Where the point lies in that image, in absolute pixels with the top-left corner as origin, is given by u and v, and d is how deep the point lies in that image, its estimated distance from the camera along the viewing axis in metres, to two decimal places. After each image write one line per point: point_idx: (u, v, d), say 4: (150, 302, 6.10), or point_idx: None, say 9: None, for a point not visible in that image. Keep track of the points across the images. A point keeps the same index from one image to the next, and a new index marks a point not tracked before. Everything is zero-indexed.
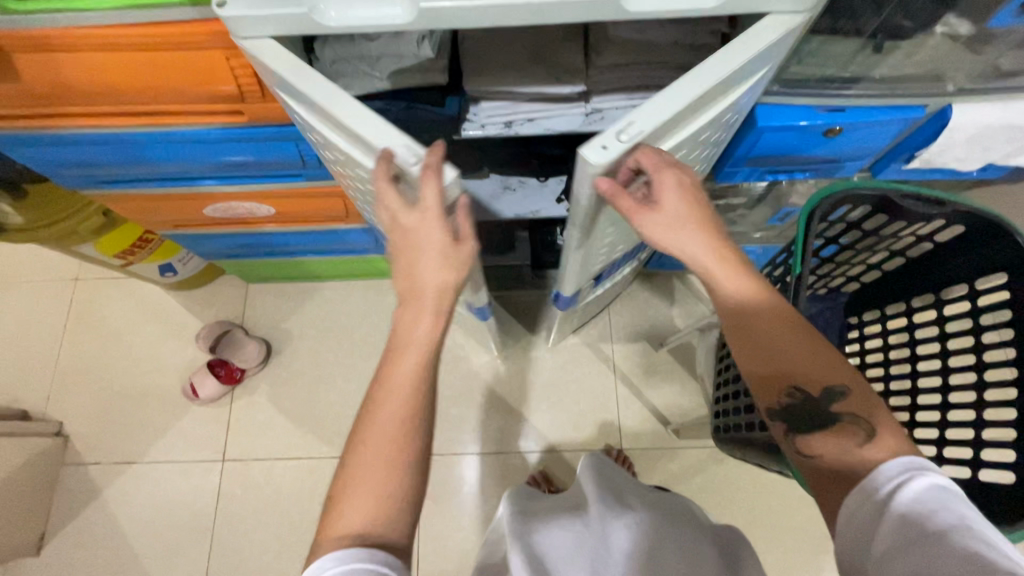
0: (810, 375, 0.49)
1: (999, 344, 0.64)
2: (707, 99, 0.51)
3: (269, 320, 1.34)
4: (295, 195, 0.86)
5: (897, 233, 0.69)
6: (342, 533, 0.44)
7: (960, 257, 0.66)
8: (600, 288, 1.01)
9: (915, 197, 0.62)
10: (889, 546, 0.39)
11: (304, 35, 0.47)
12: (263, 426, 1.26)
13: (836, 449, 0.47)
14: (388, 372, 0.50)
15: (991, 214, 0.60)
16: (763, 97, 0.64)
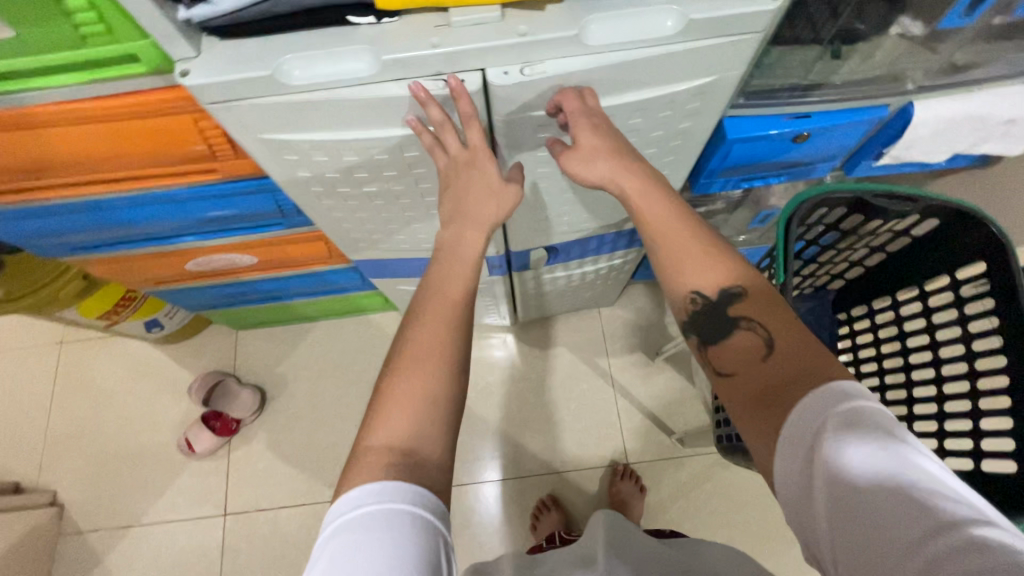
0: (713, 283, 0.49)
1: (988, 333, 0.64)
2: (642, 73, 0.50)
3: (261, 366, 1.33)
4: (276, 243, 0.86)
5: (875, 230, 0.69)
6: (385, 444, 0.42)
7: (938, 249, 0.67)
8: (572, 269, 0.99)
9: (889, 194, 0.63)
10: (829, 508, 0.36)
11: (270, 96, 0.47)
12: (263, 474, 1.23)
13: (737, 359, 0.47)
14: (423, 299, 0.50)
15: (963, 206, 0.60)
16: (730, 109, 0.66)
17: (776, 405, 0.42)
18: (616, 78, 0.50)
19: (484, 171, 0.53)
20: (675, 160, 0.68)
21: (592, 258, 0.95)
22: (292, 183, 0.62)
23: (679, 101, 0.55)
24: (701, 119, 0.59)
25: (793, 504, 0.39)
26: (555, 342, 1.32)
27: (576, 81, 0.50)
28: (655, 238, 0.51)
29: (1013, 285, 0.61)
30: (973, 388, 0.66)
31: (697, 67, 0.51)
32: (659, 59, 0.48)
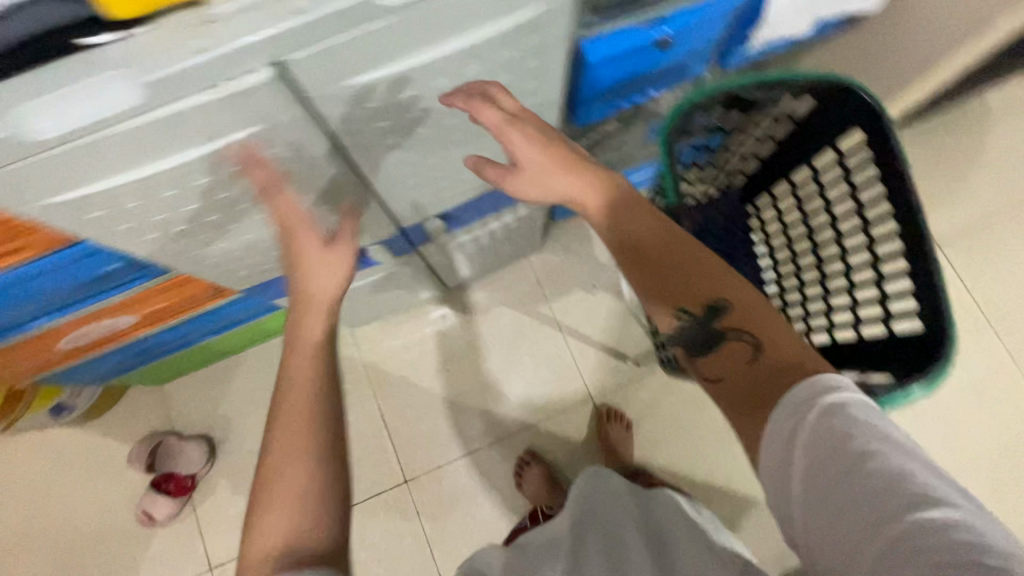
0: (697, 297, 0.48)
1: (877, 199, 0.64)
2: (463, 19, 0.42)
3: (199, 413, 1.24)
4: (148, 296, 0.76)
5: (757, 125, 0.69)
6: (266, 552, 0.45)
7: (819, 125, 0.66)
8: (483, 226, 0.94)
9: (761, 86, 0.63)
10: (811, 489, 0.39)
11: (27, 160, 0.38)
12: (239, 519, 1.19)
13: (722, 364, 0.48)
14: (284, 396, 0.51)
15: (831, 78, 0.60)
16: (584, 32, 0.60)
17: (766, 405, 0.43)
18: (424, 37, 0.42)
19: (307, 247, 0.54)
20: (542, 103, 0.62)
21: (495, 213, 0.90)
22: (122, 240, 0.53)
23: (514, 39, 0.48)
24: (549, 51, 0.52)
25: (770, 480, 0.42)
26: (494, 303, 1.29)
27: (375, 54, 0.42)
28: (633, 255, 0.50)
29: (889, 145, 0.61)
30: (873, 254, 0.67)
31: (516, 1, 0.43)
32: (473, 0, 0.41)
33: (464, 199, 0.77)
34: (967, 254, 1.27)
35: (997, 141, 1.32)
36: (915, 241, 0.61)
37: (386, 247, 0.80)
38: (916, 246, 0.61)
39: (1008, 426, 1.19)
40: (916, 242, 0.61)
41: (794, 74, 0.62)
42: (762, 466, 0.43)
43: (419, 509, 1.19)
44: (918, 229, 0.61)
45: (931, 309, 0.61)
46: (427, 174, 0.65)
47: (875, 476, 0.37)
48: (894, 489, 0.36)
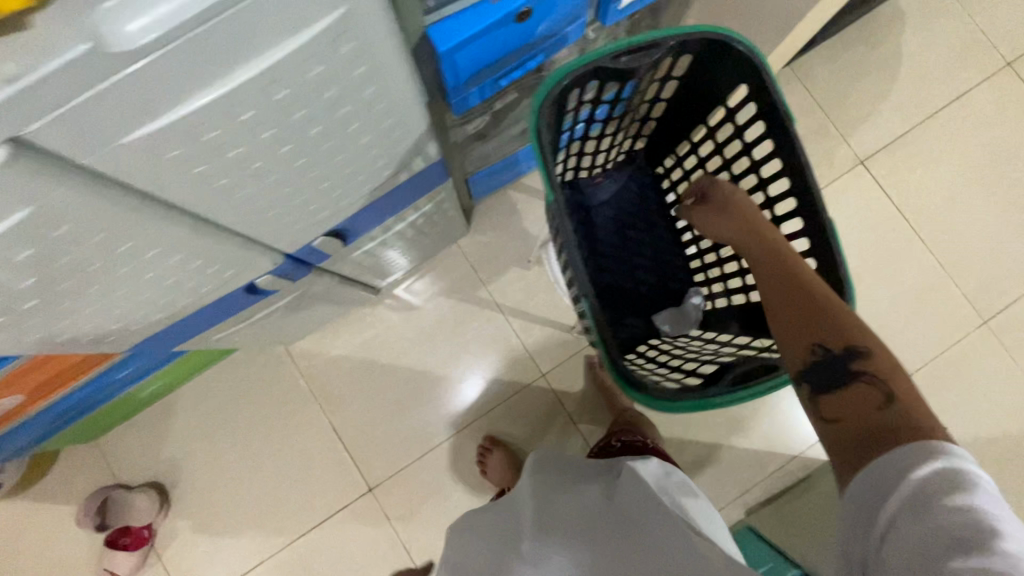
0: (835, 334, 0.51)
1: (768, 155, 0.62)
2: (235, 42, 0.35)
3: (143, 461, 1.18)
4: (21, 375, 0.69)
5: (638, 87, 0.63)
6: None
7: (702, 79, 0.63)
8: (390, 230, 0.87)
9: (629, 50, 0.55)
10: (894, 532, 0.41)
11: None
12: (207, 558, 1.16)
13: (845, 404, 0.49)
14: None
15: (699, 34, 0.54)
16: (426, 18, 0.52)
17: (870, 448, 0.45)
18: (192, 75, 0.35)
19: None
20: (401, 109, 0.54)
21: (398, 216, 0.84)
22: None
23: (321, 54, 0.40)
24: (380, 56, 0.45)
25: (853, 505, 0.45)
26: (431, 296, 1.25)
27: (135, 103, 0.35)
28: (790, 279, 0.56)
29: (771, 100, 0.57)
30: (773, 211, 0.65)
31: (300, 16, 0.36)
32: (237, 23, 0.33)
33: (351, 213, 0.71)
34: (892, 169, 1.27)
35: (911, 47, 1.30)
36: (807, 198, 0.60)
37: (278, 277, 0.73)
38: (808, 203, 0.60)
39: (941, 332, 1.23)
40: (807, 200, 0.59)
41: (662, 32, 0.54)
42: (850, 506, 0.45)
43: (389, 514, 1.18)
44: (807, 186, 0.59)
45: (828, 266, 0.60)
46: (292, 206, 0.58)
47: (959, 523, 0.38)
48: (984, 542, 0.37)
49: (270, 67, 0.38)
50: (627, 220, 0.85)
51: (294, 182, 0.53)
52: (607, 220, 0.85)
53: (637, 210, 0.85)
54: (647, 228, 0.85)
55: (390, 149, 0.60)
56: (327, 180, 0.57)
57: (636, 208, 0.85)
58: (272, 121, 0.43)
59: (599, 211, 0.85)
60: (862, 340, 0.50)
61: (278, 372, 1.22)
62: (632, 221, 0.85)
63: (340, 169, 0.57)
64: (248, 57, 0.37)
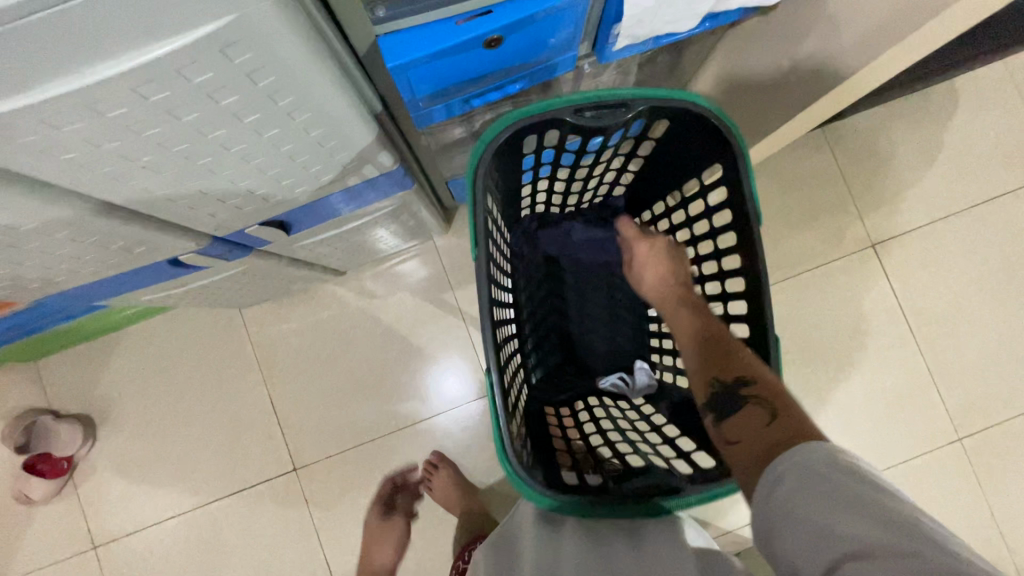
0: (728, 368, 0.58)
1: (727, 229, 0.64)
2: (85, 32, 0.30)
3: (76, 393, 1.17)
4: None
5: (609, 140, 0.63)
6: None
7: (676, 144, 0.64)
8: (346, 226, 0.83)
9: (594, 107, 0.57)
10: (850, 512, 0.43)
11: None
12: (121, 501, 1.16)
13: (741, 429, 0.53)
14: None
15: (670, 100, 0.56)
16: (375, 27, 0.46)
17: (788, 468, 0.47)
18: (19, 67, 0.30)
19: None
20: (335, 122, 0.49)
21: (353, 215, 0.79)
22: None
23: (206, 62, 0.35)
24: (296, 68, 0.40)
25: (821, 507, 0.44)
26: (397, 289, 1.21)
27: None
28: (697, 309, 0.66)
29: (737, 174, 0.58)
30: (725, 294, 0.67)
31: (167, 18, 0.31)
32: (88, 15, 0.29)
33: (291, 209, 0.66)
34: (903, 259, 1.19)
35: (957, 137, 1.20)
36: (756, 291, 0.61)
37: (204, 255, 0.68)
38: (755, 306, 0.61)
39: (912, 439, 1.16)
40: (756, 302, 0.61)
41: (633, 90, 0.56)
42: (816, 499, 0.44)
43: (308, 498, 1.16)
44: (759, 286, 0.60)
45: None
46: (207, 198, 0.53)
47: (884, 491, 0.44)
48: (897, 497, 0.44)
49: (141, 68, 0.33)
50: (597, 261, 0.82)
51: (205, 177, 0.49)
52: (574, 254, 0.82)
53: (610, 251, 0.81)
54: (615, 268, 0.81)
55: (326, 158, 0.55)
56: (247, 178, 0.52)
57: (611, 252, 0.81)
58: (156, 119, 0.38)
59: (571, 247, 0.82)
60: (747, 369, 0.57)
61: (227, 333, 1.20)
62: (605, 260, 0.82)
63: (261, 169, 0.51)
64: (110, 51, 0.32)
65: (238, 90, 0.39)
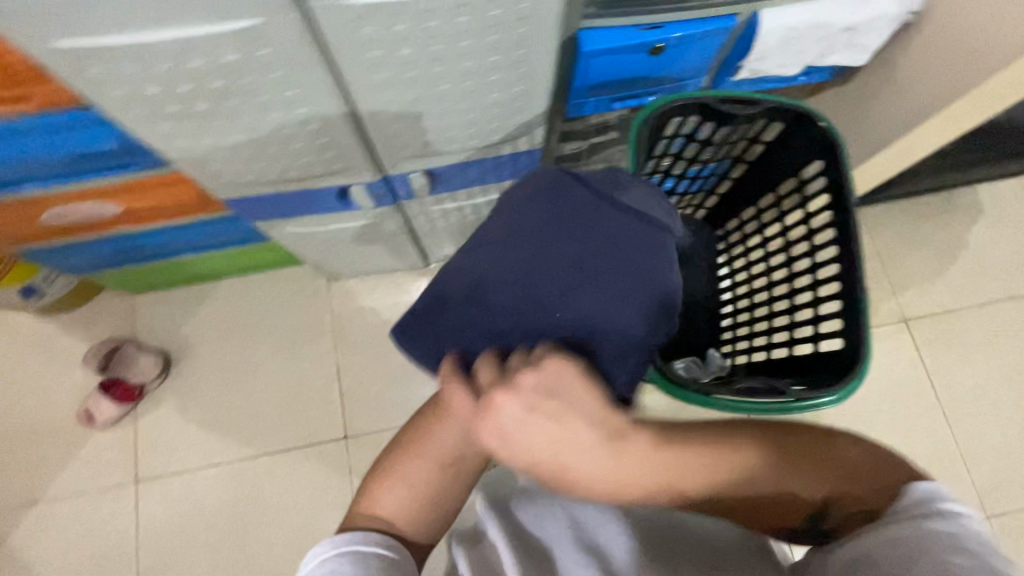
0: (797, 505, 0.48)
1: (823, 224, 0.66)
2: None
3: (161, 331, 1.26)
4: (137, 189, 0.80)
5: (726, 134, 0.71)
6: None
7: (783, 150, 0.70)
8: (469, 202, 0.97)
9: (731, 101, 0.67)
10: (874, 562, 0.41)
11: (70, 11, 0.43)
12: (174, 439, 1.20)
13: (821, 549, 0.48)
14: (422, 427, 0.56)
15: (796, 105, 0.64)
16: (584, 21, 0.63)
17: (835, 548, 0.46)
18: None
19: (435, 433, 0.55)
20: (534, 82, 0.65)
21: (481, 190, 0.93)
22: (102, 105, 0.55)
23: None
24: (543, 26, 0.56)
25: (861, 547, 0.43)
26: None
27: None
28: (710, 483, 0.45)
29: (837, 169, 0.63)
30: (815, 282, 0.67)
31: None
32: None
33: (451, 164, 0.81)
34: (933, 337, 1.30)
35: (979, 239, 1.36)
36: (844, 276, 0.62)
37: (368, 192, 0.82)
38: (846, 286, 0.62)
39: None
40: (845, 286, 0.62)
41: (760, 93, 0.65)
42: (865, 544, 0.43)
43: (352, 468, 1.19)
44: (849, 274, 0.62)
45: (846, 355, 0.61)
46: (415, 126, 0.68)
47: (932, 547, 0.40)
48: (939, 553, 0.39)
49: None
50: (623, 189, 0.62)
51: (430, 103, 0.64)
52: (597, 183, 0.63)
53: (628, 259, 0.58)
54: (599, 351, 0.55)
55: (508, 116, 0.71)
56: (451, 114, 0.67)
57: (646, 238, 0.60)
58: (444, 36, 0.54)
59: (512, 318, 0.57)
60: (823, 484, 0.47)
61: (311, 300, 1.30)
62: (591, 292, 0.56)
63: (466, 109, 0.67)
64: None
65: (503, 31, 0.55)
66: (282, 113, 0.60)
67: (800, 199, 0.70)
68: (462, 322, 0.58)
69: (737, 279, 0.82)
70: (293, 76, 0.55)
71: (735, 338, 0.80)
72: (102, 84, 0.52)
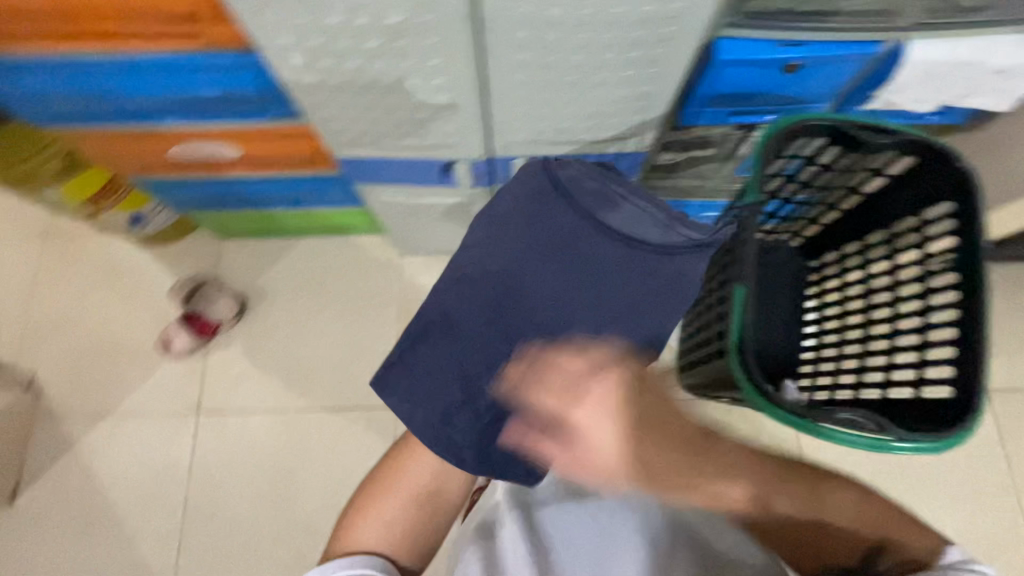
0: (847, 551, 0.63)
1: (945, 269, 0.65)
2: None
3: (241, 276, 1.33)
4: (260, 136, 0.86)
5: (850, 162, 0.69)
6: None
7: (906, 188, 0.68)
8: None
9: (866, 128, 0.65)
10: None
11: None
12: (238, 378, 1.26)
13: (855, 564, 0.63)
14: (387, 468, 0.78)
15: (937, 142, 0.62)
16: (724, 29, 0.64)
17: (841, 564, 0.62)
18: None
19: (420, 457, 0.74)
20: (662, 83, 0.66)
21: None
22: (264, 52, 0.59)
23: None
24: (689, 27, 0.57)
25: None
26: None
27: None
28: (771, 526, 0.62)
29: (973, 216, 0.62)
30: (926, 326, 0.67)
31: None
32: None
33: (555, 154, 0.82)
34: None
35: None
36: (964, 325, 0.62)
37: (471, 170, 0.84)
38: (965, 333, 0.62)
39: None
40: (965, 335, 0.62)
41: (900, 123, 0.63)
42: None
43: (397, 436, 1.22)
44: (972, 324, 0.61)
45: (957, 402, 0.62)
46: (535, 112, 0.70)
47: None
48: None
49: None
50: (615, 208, 0.75)
51: (557, 90, 0.66)
52: (585, 197, 0.75)
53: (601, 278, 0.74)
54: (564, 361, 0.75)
55: (626, 114, 0.72)
56: (573, 104, 0.69)
57: (622, 260, 0.74)
58: (593, 25, 0.56)
59: (497, 342, 0.72)
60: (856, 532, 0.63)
61: (382, 269, 1.34)
62: (569, 313, 0.73)
63: (589, 101, 0.68)
64: None
65: (650, 27, 0.56)
66: (419, 80, 0.63)
67: (917, 241, 0.68)
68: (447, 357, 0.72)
69: (827, 313, 0.80)
70: (442, 45, 0.58)
71: (817, 372, 0.77)
72: (273, 29, 0.56)
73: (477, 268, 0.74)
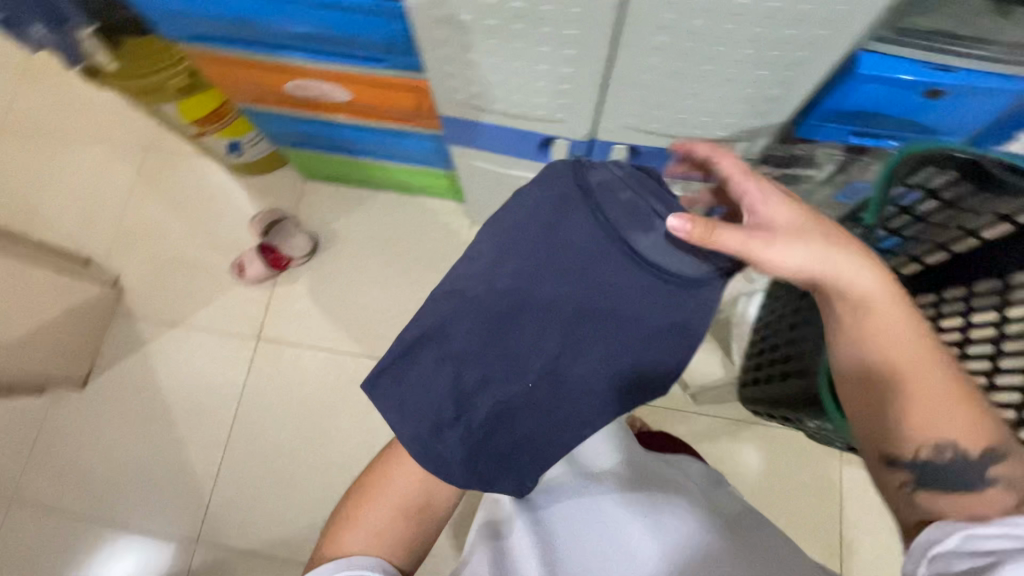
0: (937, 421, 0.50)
1: None
2: None
3: (318, 217, 1.38)
4: (373, 84, 0.89)
5: (978, 202, 0.65)
6: None
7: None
8: None
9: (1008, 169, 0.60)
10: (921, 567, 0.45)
11: None
12: (300, 314, 1.32)
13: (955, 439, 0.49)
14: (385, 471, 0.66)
15: None
16: (871, 42, 0.62)
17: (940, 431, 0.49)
18: None
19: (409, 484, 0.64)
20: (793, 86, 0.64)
21: None
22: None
23: None
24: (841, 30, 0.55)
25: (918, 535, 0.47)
26: None
27: None
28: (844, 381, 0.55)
29: None
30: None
31: None
32: None
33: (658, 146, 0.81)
34: None
35: None
36: None
37: (569, 150, 0.84)
38: None
39: None
40: None
41: None
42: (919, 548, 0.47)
43: None
44: None
45: None
46: (654, 98, 0.70)
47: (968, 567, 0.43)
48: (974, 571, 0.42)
49: None
50: (647, 229, 0.61)
51: (684, 78, 0.65)
52: (616, 209, 0.62)
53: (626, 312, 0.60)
54: (571, 406, 0.61)
55: (745, 114, 0.70)
56: (695, 95, 0.68)
57: (649, 292, 0.60)
58: (742, 14, 0.55)
59: (493, 367, 0.61)
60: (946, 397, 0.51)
61: (451, 235, 1.37)
62: (576, 358, 0.61)
63: (713, 95, 0.67)
64: None
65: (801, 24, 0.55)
66: (550, 47, 0.64)
67: None
68: (429, 382, 0.61)
69: None
70: (583, 15, 0.58)
71: None
72: None
73: (479, 285, 0.62)
